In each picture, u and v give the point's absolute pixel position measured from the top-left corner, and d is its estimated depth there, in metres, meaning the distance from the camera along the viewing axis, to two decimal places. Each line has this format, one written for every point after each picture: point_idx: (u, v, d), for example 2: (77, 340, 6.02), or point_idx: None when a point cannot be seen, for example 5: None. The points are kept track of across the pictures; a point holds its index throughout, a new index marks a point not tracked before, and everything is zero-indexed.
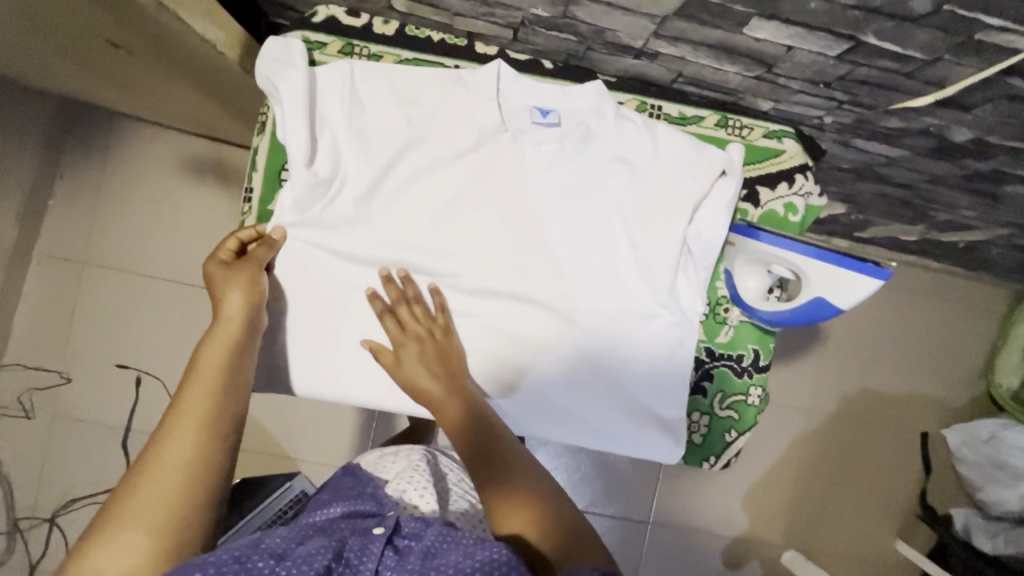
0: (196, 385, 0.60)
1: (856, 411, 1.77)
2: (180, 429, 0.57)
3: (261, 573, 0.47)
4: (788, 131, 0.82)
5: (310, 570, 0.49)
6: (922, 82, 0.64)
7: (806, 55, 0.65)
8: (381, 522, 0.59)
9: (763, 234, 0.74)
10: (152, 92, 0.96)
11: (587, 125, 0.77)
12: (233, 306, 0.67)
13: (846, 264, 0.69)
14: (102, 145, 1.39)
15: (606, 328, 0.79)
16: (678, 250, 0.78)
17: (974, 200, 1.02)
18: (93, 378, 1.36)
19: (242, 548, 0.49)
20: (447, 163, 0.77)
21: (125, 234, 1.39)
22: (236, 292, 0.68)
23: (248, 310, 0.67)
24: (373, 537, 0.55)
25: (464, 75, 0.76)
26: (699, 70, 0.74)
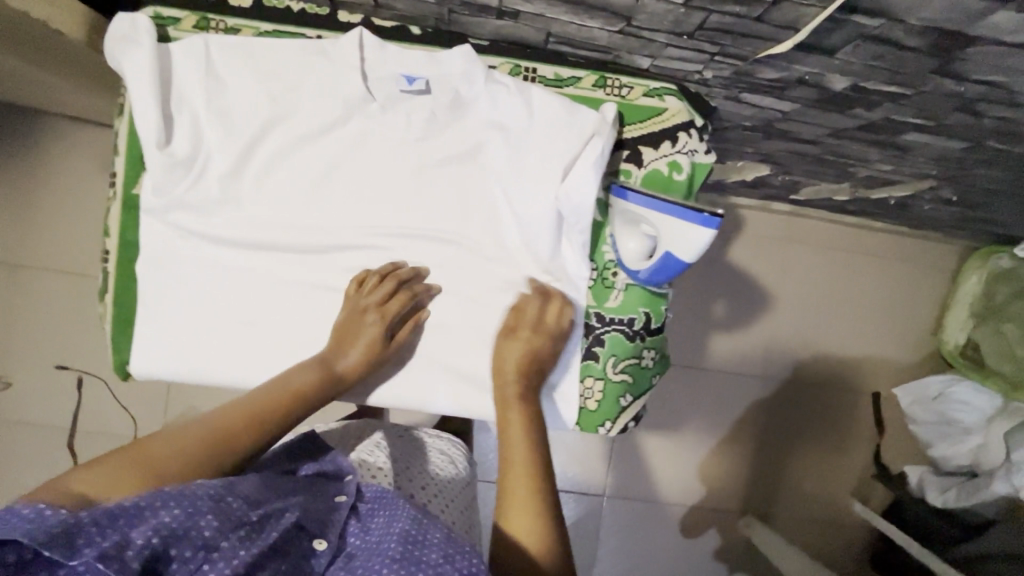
0: (274, 395, 0.66)
1: (810, 376, 1.77)
2: (230, 414, 0.62)
3: (233, 514, 0.50)
4: (670, 89, 0.79)
5: (278, 524, 0.53)
6: (775, 27, 0.63)
7: (655, 5, 0.63)
8: (344, 490, 0.64)
9: (630, 192, 0.73)
10: (32, 80, 0.93)
11: (458, 91, 0.75)
12: (349, 361, 0.73)
13: (682, 213, 0.69)
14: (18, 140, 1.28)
15: (487, 300, 0.78)
16: (554, 218, 0.76)
17: (883, 153, 1.00)
18: (32, 382, 1.31)
19: (218, 489, 0.52)
20: (312, 138, 0.75)
21: (49, 234, 1.29)
22: (358, 346, 0.73)
23: (359, 370, 0.73)
24: (337, 504, 0.61)
25: (327, 44, 0.73)
26: (565, 28, 0.72)
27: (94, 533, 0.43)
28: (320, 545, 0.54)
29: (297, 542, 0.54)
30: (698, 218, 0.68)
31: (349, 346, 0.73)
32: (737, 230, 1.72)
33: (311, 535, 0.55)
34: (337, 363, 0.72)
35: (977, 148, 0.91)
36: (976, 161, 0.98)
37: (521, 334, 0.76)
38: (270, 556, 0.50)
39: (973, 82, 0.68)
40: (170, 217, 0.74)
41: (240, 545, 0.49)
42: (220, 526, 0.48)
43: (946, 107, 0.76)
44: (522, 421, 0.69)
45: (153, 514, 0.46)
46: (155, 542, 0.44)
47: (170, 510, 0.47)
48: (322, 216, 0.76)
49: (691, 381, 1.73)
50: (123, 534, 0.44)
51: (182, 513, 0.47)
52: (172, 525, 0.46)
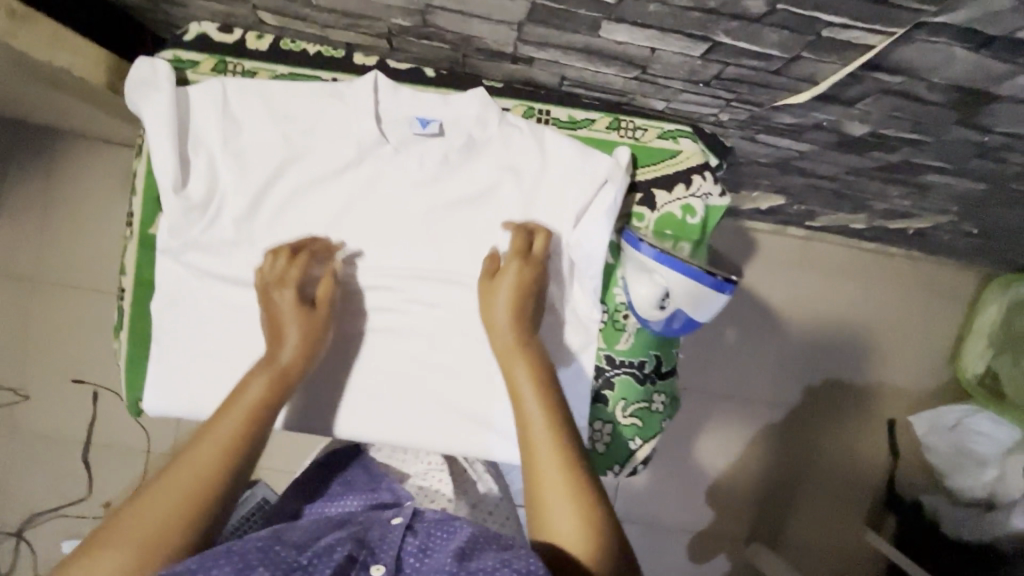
0: (230, 415, 0.61)
1: (822, 401, 1.74)
2: (208, 444, 0.58)
3: (281, 562, 0.48)
4: (684, 131, 0.79)
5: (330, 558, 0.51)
6: (794, 79, 0.62)
7: (671, 56, 0.62)
8: (400, 512, 0.61)
9: (643, 244, 0.72)
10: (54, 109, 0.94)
11: (471, 134, 0.75)
12: (287, 350, 0.69)
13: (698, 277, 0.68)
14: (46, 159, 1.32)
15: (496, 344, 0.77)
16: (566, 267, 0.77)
17: (902, 190, 0.98)
18: (47, 399, 1.33)
19: (264, 540, 0.51)
20: (325, 180, 0.75)
21: (71, 251, 1.33)
22: (291, 329, 0.70)
23: (303, 359, 0.69)
24: (392, 526, 0.58)
25: (342, 86, 0.74)
26: (579, 74, 0.72)
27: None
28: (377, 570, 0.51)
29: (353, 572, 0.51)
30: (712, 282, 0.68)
31: (282, 332, 0.70)
32: (750, 253, 1.70)
33: (367, 562, 0.52)
34: (278, 356, 0.68)
35: (999, 189, 0.89)
36: (998, 201, 0.96)
37: (510, 263, 0.72)
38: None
39: (995, 134, 0.67)
40: (185, 257, 0.75)
41: None
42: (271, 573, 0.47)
43: (967, 154, 0.75)
44: (534, 386, 0.65)
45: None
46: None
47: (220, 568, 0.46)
48: (334, 257, 0.77)
49: (700, 404, 1.72)
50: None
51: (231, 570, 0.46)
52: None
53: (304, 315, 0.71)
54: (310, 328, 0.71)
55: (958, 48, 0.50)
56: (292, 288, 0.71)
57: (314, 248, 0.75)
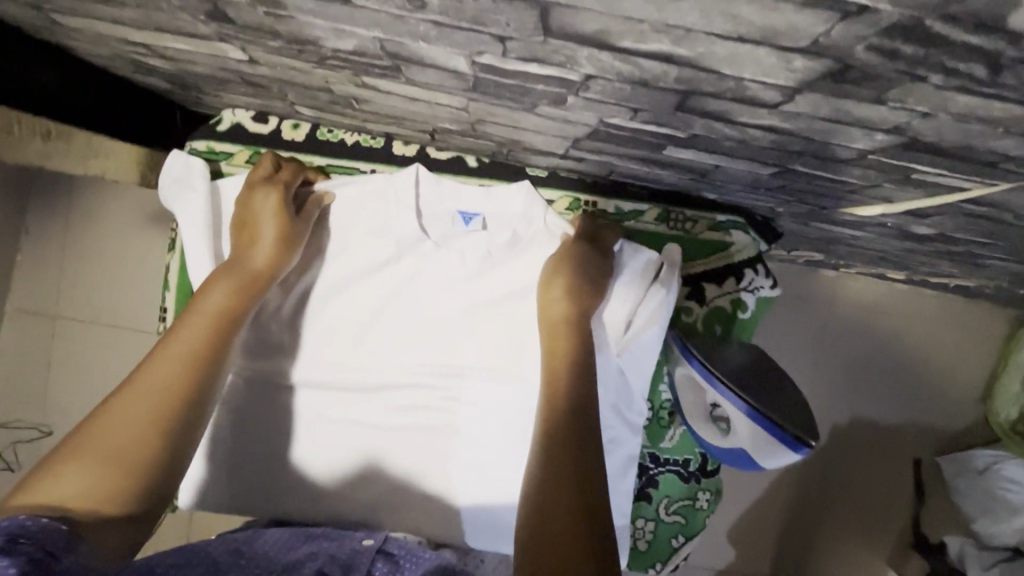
0: (195, 321, 0.56)
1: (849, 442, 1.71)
2: (169, 361, 0.52)
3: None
4: (738, 222, 0.75)
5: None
6: (867, 197, 0.58)
7: (736, 171, 0.59)
8: (371, 533, 0.55)
9: (698, 363, 0.67)
10: None
11: (517, 228, 0.71)
12: (260, 252, 0.64)
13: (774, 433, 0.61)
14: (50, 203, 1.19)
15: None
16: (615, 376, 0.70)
17: (955, 265, 0.94)
18: None
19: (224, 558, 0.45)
20: (364, 275, 0.72)
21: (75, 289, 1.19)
22: (265, 240, 0.64)
23: (275, 263, 0.64)
24: (361, 546, 0.52)
25: (382, 178, 0.71)
26: (631, 171, 0.69)
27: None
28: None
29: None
30: (787, 442, 0.61)
31: (257, 237, 0.64)
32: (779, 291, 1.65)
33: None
34: (248, 258, 0.63)
35: None
36: None
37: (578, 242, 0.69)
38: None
39: None
40: None
41: None
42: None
43: None
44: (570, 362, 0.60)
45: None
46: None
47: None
48: (371, 355, 0.73)
49: None
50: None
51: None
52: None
53: (282, 222, 0.65)
54: (282, 236, 0.65)
55: None
56: (278, 221, 0.65)
57: (304, 194, 0.69)
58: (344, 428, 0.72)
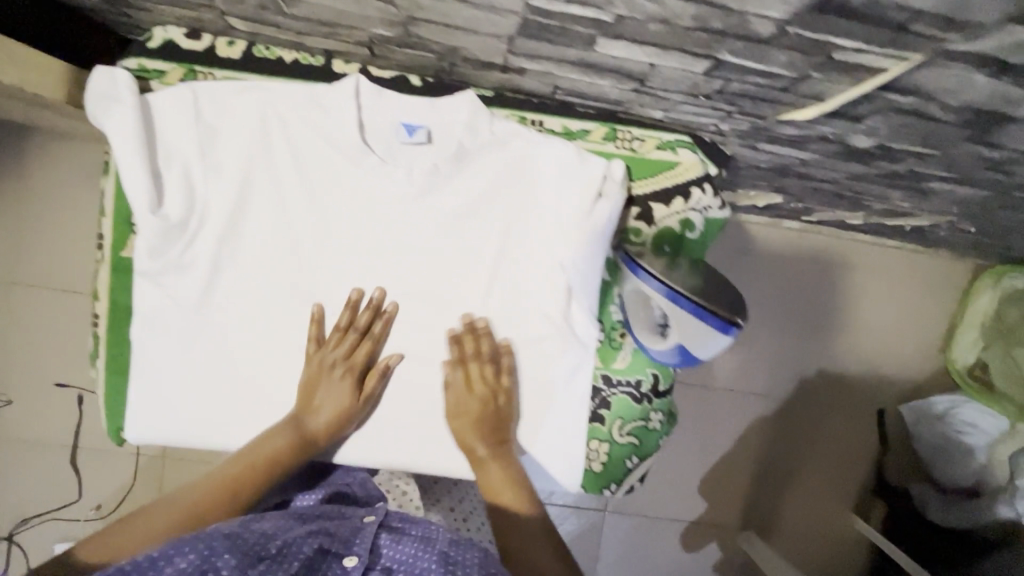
0: (251, 459, 0.68)
1: (813, 393, 1.75)
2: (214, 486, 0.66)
3: (257, 547, 0.54)
4: (683, 141, 0.76)
5: (299, 552, 0.56)
6: (800, 96, 0.58)
7: (672, 71, 0.59)
8: (371, 512, 0.67)
9: (641, 270, 0.69)
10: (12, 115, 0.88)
11: (462, 143, 0.71)
12: (319, 419, 0.70)
13: (692, 310, 0.65)
14: None
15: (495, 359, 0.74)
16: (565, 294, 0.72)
17: (904, 194, 0.96)
18: None
19: (231, 533, 0.55)
20: (306, 196, 0.70)
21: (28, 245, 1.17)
22: (329, 401, 0.70)
23: (330, 429, 0.71)
24: (363, 522, 0.64)
25: (321, 93, 0.69)
26: (574, 83, 0.68)
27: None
28: (349, 564, 0.57)
29: (325, 565, 0.56)
30: (707, 320, 0.64)
31: (317, 401, 0.70)
32: (746, 246, 1.68)
33: (339, 555, 0.58)
34: (309, 423, 0.70)
35: (1002, 196, 0.87)
36: (998, 206, 0.94)
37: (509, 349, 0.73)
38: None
39: (1006, 150, 0.64)
40: (162, 281, 0.70)
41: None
42: (240, 559, 0.51)
43: (973, 166, 0.72)
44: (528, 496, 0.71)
45: (168, 564, 0.48)
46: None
47: (184, 555, 0.49)
48: (314, 278, 0.71)
49: (694, 400, 1.71)
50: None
51: (196, 558, 0.49)
52: (188, 569, 0.48)
53: (346, 403, 0.71)
54: (344, 416, 0.71)
55: (978, 74, 0.47)
56: (341, 398, 0.70)
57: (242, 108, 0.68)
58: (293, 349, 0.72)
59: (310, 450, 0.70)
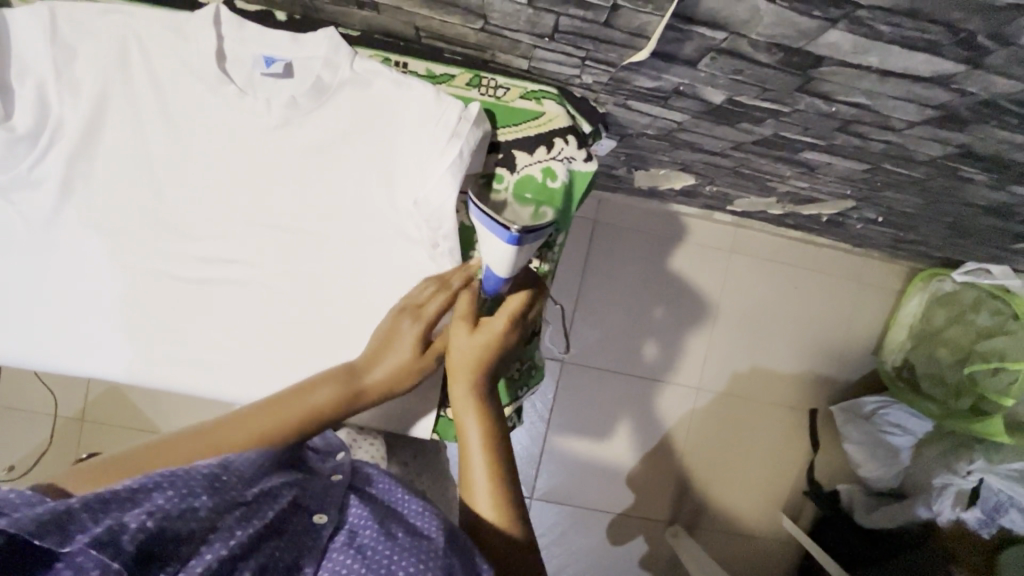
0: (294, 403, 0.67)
1: (746, 390, 1.75)
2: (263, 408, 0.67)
3: (227, 495, 0.51)
4: (548, 92, 0.77)
5: (272, 504, 0.54)
6: (626, 33, 0.60)
7: (502, 3, 0.60)
8: (336, 467, 0.65)
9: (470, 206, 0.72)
10: None
11: (321, 79, 0.72)
12: (377, 376, 0.71)
13: (478, 217, 0.70)
14: None
15: (363, 302, 0.77)
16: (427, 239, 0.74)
17: (793, 170, 0.97)
18: None
19: (215, 470, 0.53)
20: (165, 124, 0.72)
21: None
22: (389, 359, 0.72)
23: (382, 388, 0.72)
24: (332, 483, 0.61)
25: (184, 22, 0.70)
26: (429, 23, 0.69)
27: (84, 521, 0.43)
28: (319, 519, 0.55)
29: (296, 519, 0.54)
30: (494, 228, 0.68)
31: (380, 357, 0.72)
32: (679, 237, 1.69)
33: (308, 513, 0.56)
34: (366, 384, 0.71)
35: (880, 171, 0.88)
36: (885, 184, 0.95)
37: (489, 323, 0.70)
38: (269, 534, 0.51)
39: (842, 103, 0.66)
40: (13, 198, 0.71)
41: (236, 526, 0.49)
42: (215, 503, 0.49)
43: (826, 126, 0.74)
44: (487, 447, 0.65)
45: (145, 500, 0.46)
46: (151, 524, 0.44)
47: (164, 492, 0.47)
48: (171, 206, 0.74)
49: (624, 390, 1.71)
50: (116, 520, 0.43)
51: (175, 495, 0.47)
52: (166, 507, 0.46)
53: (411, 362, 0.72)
54: (402, 379, 0.72)
55: None
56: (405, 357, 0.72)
57: (103, 31, 0.69)
58: (150, 277, 0.74)
59: (359, 406, 0.71)
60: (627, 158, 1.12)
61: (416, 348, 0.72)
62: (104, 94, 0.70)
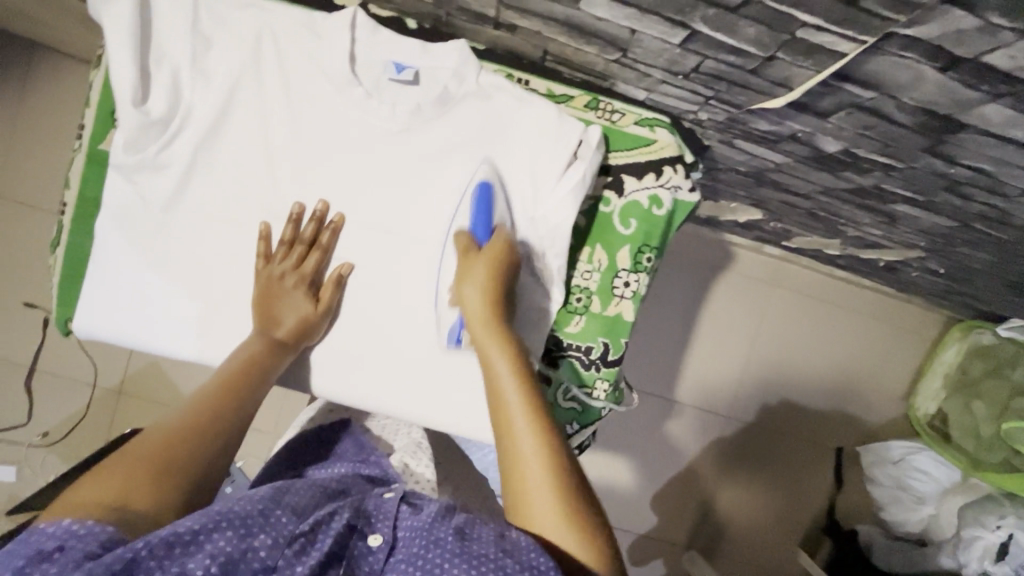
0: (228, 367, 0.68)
1: (777, 422, 1.76)
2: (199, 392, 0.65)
3: (284, 529, 0.50)
4: (661, 121, 0.78)
5: (329, 530, 0.52)
6: (769, 82, 0.61)
7: (651, 41, 0.61)
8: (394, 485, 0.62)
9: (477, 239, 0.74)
10: None
11: (447, 90, 0.73)
12: (285, 325, 0.73)
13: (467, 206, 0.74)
14: (28, 84, 1.36)
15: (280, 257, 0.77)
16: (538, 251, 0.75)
17: (873, 217, 0.99)
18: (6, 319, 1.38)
19: (264, 504, 0.51)
20: (290, 120, 0.73)
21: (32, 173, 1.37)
22: (290, 308, 0.73)
23: (298, 333, 0.73)
24: (386, 498, 0.58)
25: (321, 23, 0.72)
26: (562, 49, 0.70)
27: (153, 568, 0.44)
28: (374, 542, 0.53)
29: (352, 543, 0.52)
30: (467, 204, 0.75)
31: (281, 310, 0.73)
32: (724, 265, 1.70)
33: (364, 534, 0.53)
34: (273, 332, 0.72)
35: (967, 228, 0.90)
36: (964, 241, 0.97)
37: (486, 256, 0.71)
38: (325, 566, 0.49)
39: (962, 167, 0.67)
40: (135, 178, 0.71)
41: (296, 561, 0.48)
42: (274, 542, 0.48)
43: (933, 184, 0.75)
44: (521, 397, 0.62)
45: (205, 543, 0.46)
46: (213, 573, 0.44)
47: (224, 534, 0.46)
48: (285, 200, 0.74)
49: (655, 411, 1.72)
50: (180, 568, 0.44)
51: (235, 536, 0.47)
52: (227, 551, 0.46)
53: (308, 308, 0.74)
54: (305, 324, 0.74)
55: (925, 67, 0.50)
56: (305, 308, 0.74)
57: (242, 25, 0.71)
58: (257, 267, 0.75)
59: (281, 357, 0.72)
60: (701, 188, 1.14)
61: (310, 299, 0.74)
62: (235, 86, 0.71)
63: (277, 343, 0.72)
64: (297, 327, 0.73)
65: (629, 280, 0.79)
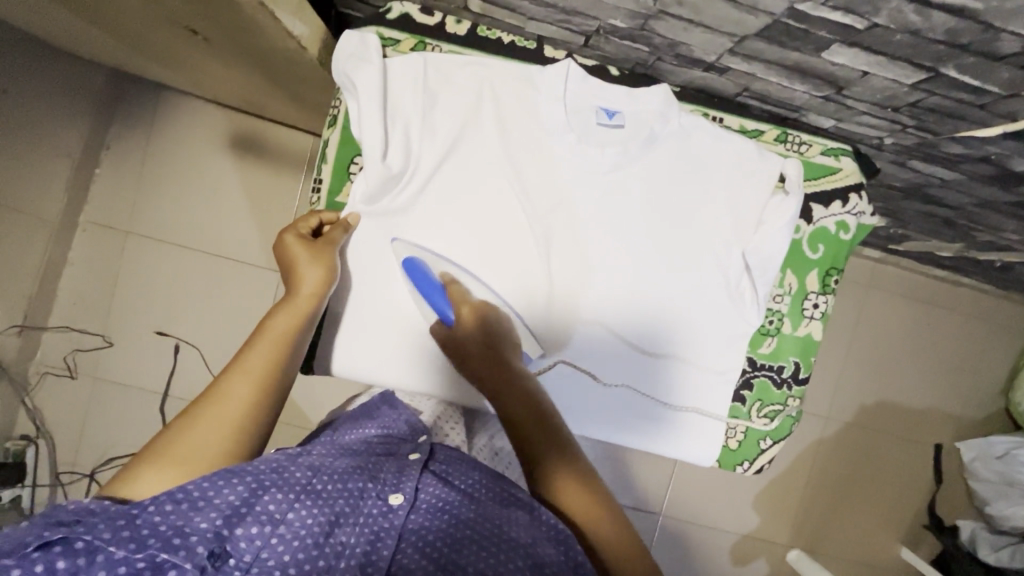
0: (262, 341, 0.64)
1: (903, 429, 1.63)
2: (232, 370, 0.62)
3: (296, 483, 0.51)
4: (846, 149, 0.82)
5: (343, 490, 0.52)
6: (993, 114, 0.66)
7: (880, 81, 0.65)
8: (416, 446, 0.62)
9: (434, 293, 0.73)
10: (198, 67, 1.01)
11: (652, 128, 0.77)
12: (308, 282, 0.69)
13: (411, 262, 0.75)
14: (148, 118, 1.32)
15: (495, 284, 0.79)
16: (739, 269, 0.79)
17: (1020, 225, 1.02)
18: (133, 344, 1.30)
19: (278, 462, 0.53)
20: (509, 162, 0.78)
21: (164, 204, 1.32)
22: (308, 275, 0.70)
23: (322, 286, 0.70)
24: (410, 462, 0.58)
25: (534, 73, 0.77)
26: (767, 87, 0.75)
27: (158, 521, 0.45)
28: (395, 501, 0.53)
29: (369, 504, 0.52)
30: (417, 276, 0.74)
31: (302, 278, 0.69)
32: None
33: (384, 495, 0.53)
34: (300, 293, 0.69)
35: None
36: None
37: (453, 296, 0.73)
38: (336, 524, 0.50)
39: None
40: (372, 225, 0.77)
41: (307, 514, 0.49)
42: (282, 498, 0.49)
43: None
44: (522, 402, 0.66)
45: (213, 497, 0.47)
46: (219, 524, 0.46)
47: (233, 486, 0.48)
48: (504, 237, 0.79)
49: None
50: (185, 520, 0.46)
51: (245, 490, 0.49)
52: (233, 505, 0.47)
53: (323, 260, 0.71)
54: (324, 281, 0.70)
55: None
56: (321, 270, 0.70)
57: (465, 79, 0.77)
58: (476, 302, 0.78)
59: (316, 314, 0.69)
60: None
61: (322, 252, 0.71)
62: (460, 134, 0.77)
63: (304, 304, 0.68)
64: (320, 285, 0.70)
65: (818, 302, 0.84)
